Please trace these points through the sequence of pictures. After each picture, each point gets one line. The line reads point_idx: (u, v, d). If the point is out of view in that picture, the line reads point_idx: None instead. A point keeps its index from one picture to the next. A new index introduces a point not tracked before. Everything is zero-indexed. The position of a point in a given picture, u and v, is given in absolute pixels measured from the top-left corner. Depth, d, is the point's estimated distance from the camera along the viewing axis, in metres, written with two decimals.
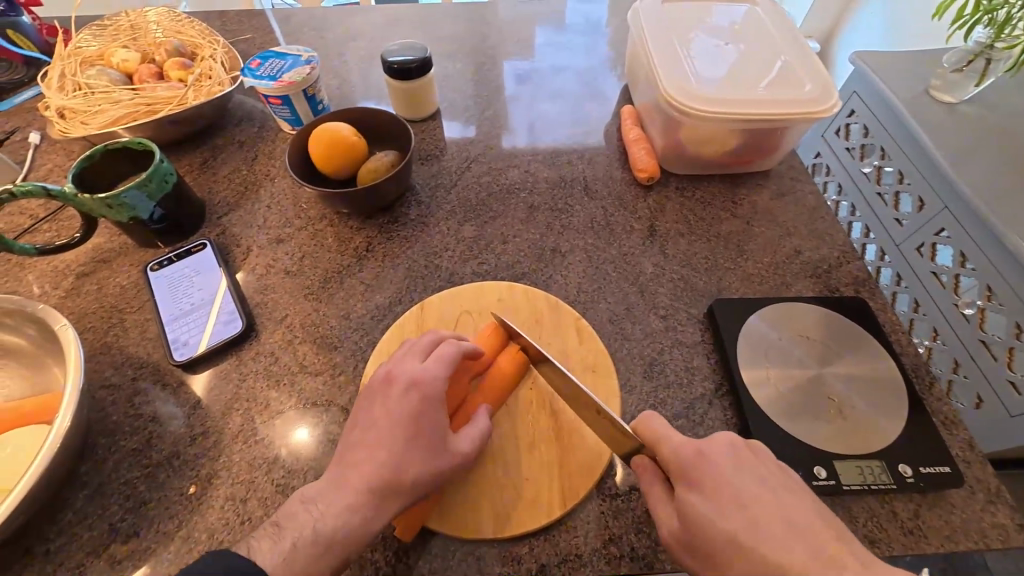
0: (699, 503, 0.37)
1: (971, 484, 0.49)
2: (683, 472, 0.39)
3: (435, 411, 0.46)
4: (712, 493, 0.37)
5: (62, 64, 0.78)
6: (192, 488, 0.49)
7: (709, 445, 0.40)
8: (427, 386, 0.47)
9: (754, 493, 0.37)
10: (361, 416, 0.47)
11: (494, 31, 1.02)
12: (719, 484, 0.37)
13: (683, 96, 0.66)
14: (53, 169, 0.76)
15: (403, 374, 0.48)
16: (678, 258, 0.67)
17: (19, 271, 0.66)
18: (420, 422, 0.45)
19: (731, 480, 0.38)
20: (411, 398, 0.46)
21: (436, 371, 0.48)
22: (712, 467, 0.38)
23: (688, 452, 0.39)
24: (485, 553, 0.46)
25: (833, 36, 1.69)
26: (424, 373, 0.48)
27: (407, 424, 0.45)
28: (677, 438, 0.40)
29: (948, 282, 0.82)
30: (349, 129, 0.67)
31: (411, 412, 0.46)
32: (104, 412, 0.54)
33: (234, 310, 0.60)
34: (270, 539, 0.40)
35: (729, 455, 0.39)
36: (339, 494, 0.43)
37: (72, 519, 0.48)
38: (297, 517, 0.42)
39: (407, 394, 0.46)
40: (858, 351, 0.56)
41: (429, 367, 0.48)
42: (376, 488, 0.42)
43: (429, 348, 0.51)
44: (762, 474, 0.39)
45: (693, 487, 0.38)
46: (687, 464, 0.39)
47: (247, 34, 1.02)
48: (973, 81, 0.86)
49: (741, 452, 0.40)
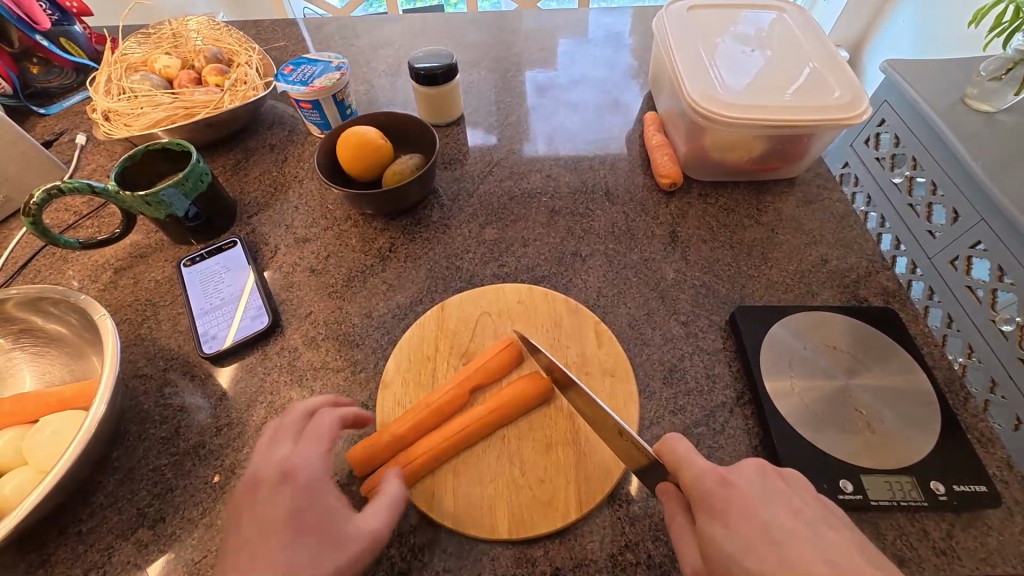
0: (722, 537, 0.35)
1: (1008, 504, 0.47)
2: (705, 500, 0.37)
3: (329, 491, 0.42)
4: (736, 528, 0.35)
5: (109, 70, 0.82)
6: (216, 477, 0.51)
7: (734, 474, 0.38)
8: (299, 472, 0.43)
9: (786, 527, 0.35)
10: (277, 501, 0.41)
11: (518, 40, 1.03)
12: (745, 518, 0.35)
13: (707, 101, 0.65)
14: (97, 169, 0.80)
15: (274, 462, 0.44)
16: (700, 264, 0.66)
17: (62, 264, 0.69)
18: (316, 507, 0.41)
19: (760, 514, 0.35)
20: (291, 488, 0.42)
21: (311, 455, 0.44)
22: (739, 496, 0.36)
23: (712, 481, 0.38)
24: (500, 553, 0.46)
25: (862, 47, 1.68)
26: (296, 460, 0.44)
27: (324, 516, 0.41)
28: (700, 464, 0.39)
29: (985, 297, 0.77)
30: (376, 132, 0.69)
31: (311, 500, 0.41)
32: (136, 400, 0.56)
33: (261, 306, 0.62)
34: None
35: (757, 485, 0.37)
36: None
37: (104, 502, 0.50)
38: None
39: (282, 487, 0.42)
40: (887, 362, 0.54)
41: (302, 450, 0.45)
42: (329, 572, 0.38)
43: (299, 427, 0.48)
44: (797, 508, 0.36)
45: (716, 517, 0.36)
46: (710, 493, 0.37)
47: (280, 42, 1.06)
48: (1012, 89, 0.84)
49: (770, 482, 0.38)
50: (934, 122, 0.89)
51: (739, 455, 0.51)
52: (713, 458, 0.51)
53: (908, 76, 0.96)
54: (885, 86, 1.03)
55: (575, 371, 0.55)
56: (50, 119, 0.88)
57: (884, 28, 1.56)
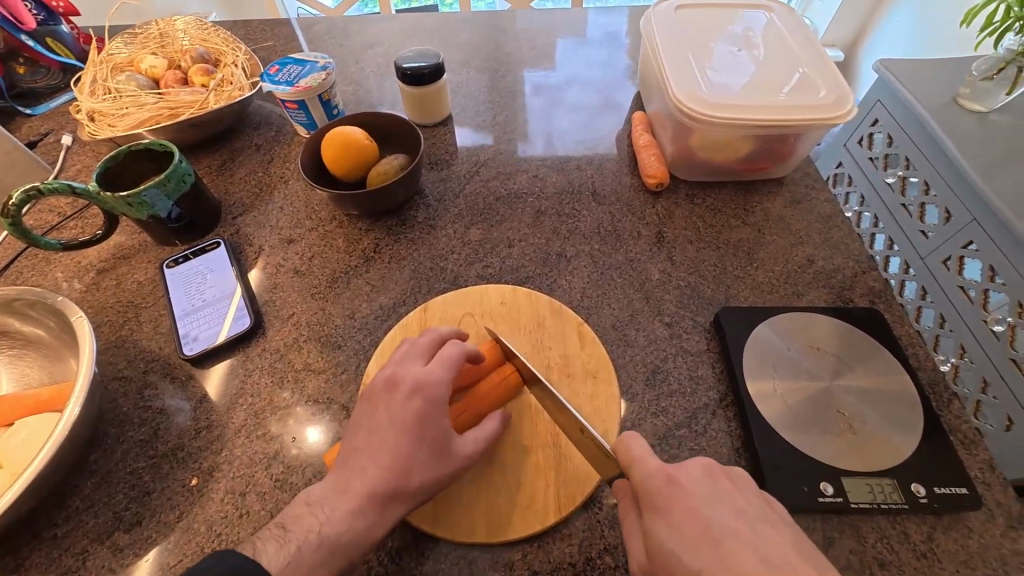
0: (665, 535, 0.35)
1: (990, 507, 0.47)
2: (652, 499, 0.37)
3: (438, 413, 0.46)
4: (680, 527, 0.35)
5: (95, 70, 0.82)
6: (194, 480, 0.50)
7: (681, 472, 0.38)
8: (430, 388, 0.47)
9: (728, 527, 0.35)
10: (361, 419, 0.48)
11: (509, 40, 1.03)
12: (688, 517, 0.35)
13: (692, 101, 0.65)
14: (82, 170, 0.80)
15: (408, 377, 0.48)
16: (685, 265, 0.66)
17: (44, 265, 0.69)
18: (424, 425, 0.46)
19: (703, 513, 0.35)
20: (415, 403, 0.46)
21: (441, 374, 0.48)
22: (684, 495, 0.36)
23: (659, 480, 0.37)
24: (477, 557, 0.46)
25: (857, 47, 1.67)
26: (429, 376, 0.48)
27: (411, 430, 0.45)
28: (649, 462, 0.39)
29: (977, 297, 0.78)
30: (361, 132, 0.68)
31: (415, 417, 0.46)
32: (116, 402, 0.56)
33: (243, 307, 0.62)
34: (275, 542, 0.41)
35: (705, 486, 0.37)
36: (342, 500, 0.43)
37: (80, 505, 0.49)
38: (303, 519, 0.42)
39: (410, 399, 0.46)
40: (871, 363, 0.54)
41: (434, 369, 0.48)
42: (380, 493, 0.43)
43: (430, 349, 0.51)
44: (741, 508, 0.36)
45: (660, 515, 0.36)
46: (656, 492, 0.37)
47: (270, 42, 1.06)
48: (1004, 89, 0.84)
49: (718, 482, 0.38)
50: (925, 122, 0.88)
51: (720, 457, 0.50)
52: (694, 461, 0.50)
53: (902, 77, 0.96)
54: (877, 86, 1.03)
55: (556, 372, 0.55)
56: (37, 120, 0.88)
57: (879, 28, 1.56)
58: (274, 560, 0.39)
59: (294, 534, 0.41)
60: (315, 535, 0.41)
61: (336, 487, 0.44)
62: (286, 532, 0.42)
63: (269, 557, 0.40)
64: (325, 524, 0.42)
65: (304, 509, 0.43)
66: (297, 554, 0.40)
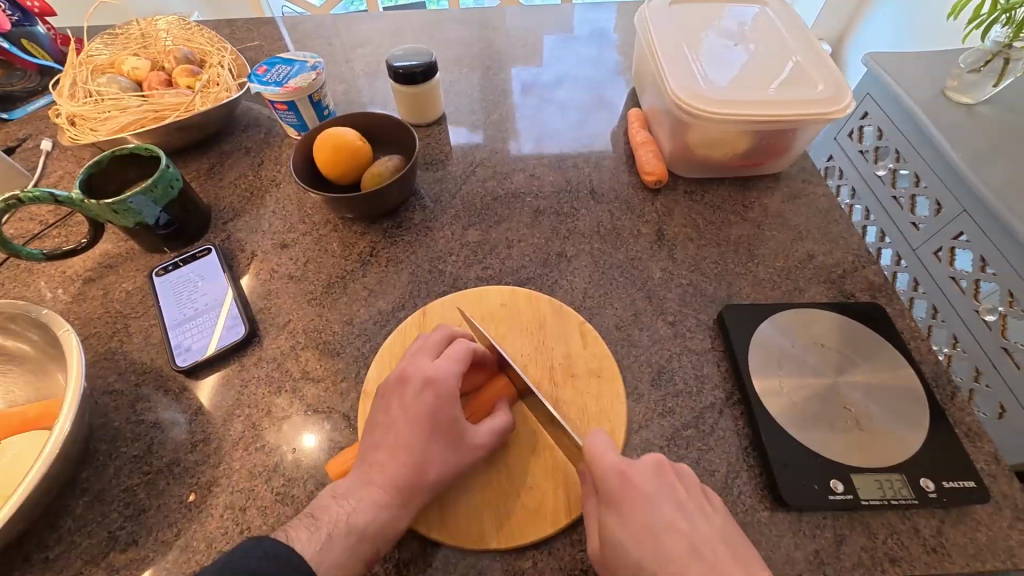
0: (616, 528, 0.38)
1: (996, 499, 0.47)
2: (606, 495, 0.40)
3: (451, 408, 0.46)
4: (628, 519, 0.38)
5: (74, 72, 0.79)
6: (191, 496, 0.49)
7: (634, 469, 0.40)
8: (441, 384, 0.47)
9: (667, 521, 0.38)
10: (376, 416, 0.48)
11: (500, 37, 1.02)
12: (635, 510, 0.38)
13: (691, 97, 0.64)
14: (64, 176, 0.77)
15: (417, 374, 0.48)
16: (687, 263, 0.65)
17: (27, 276, 0.66)
18: (438, 421, 0.46)
19: (648, 508, 0.38)
20: (426, 399, 0.46)
21: (450, 369, 0.48)
22: (634, 489, 0.39)
23: (614, 476, 0.40)
24: (487, 566, 0.45)
25: (844, 40, 1.68)
26: (438, 371, 0.47)
27: (424, 423, 0.45)
28: (605, 458, 0.41)
29: (968, 288, 0.79)
30: (354, 134, 0.67)
31: (428, 412, 0.46)
32: (107, 417, 0.54)
33: (236, 315, 0.60)
34: (307, 528, 0.42)
35: (651, 479, 0.40)
36: (366, 491, 0.44)
37: (72, 526, 0.47)
38: (330, 509, 0.43)
39: (421, 395, 0.47)
40: (875, 359, 0.54)
41: (441, 364, 0.48)
42: (401, 487, 0.44)
43: (440, 346, 0.51)
44: (682, 501, 0.39)
45: (613, 507, 0.39)
46: (611, 487, 0.39)
47: (255, 42, 1.03)
48: (991, 81, 0.84)
49: (666, 478, 0.40)
50: (915, 114, 0.88)
51: (729, 457, 0.50)
52: (703, 461, 0.50)
53: (891, 71, 0.96)
54: (868, 80, 1.03)
55: (560, 373, 0.54)
56: (14, 124, 0.85)
57: (864, 24, 1.58)
58: (306, 546, 0.40)
59: (324, 523, 0.42)
60: (343, 524, 0.42)
61: (361, 478, 0.44)
62: (315, 521, 0.42)
63: (300, 543, 0.41)
64: (351, 514, 0.42)
65: (329, 499, 0.44)
66: (328, 542, 0.41)
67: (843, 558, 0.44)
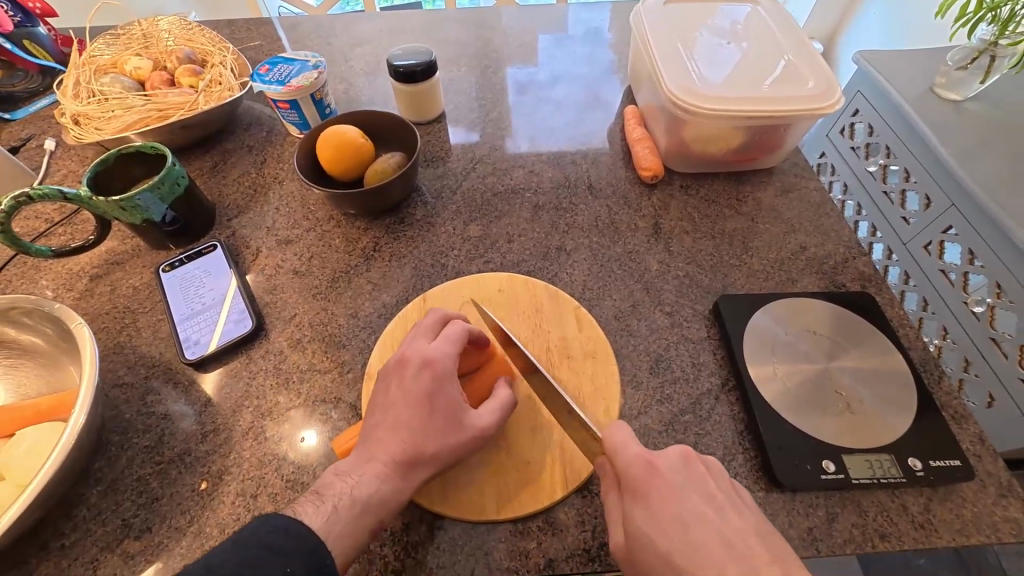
0: (641, 519, 0.40)
1: (981, 477, 0.49)
2: (633, 486, 0.41)
3: (448, 387, 0.48)
4: (654, 511, 0.40)
5: (77, 72, 0.80)
6: (203, 484, 0.50)
7: (660, 460, 0.42)
8: (439, 364, 0.48)
9: (697, 512, 0.40)
10: (378, 400, 0.49)
11: (497, 36, 1.03)
12: (662, 501, 0.40)
13: (686, 94, 0.66)
14: (68, 174, 0.78)
15: (414, 356, 0.49)
16: (683, 255, 0.67)
17: (34, 273, 0.67)
18: (436, 399, 0.47)
19: (675, 499, 0.40)
20: (425, 379, 0.48)
21: (447, 350, 0.49)
22: (660, 480, 0.41)
23: (639, 467, 0.42)
24: (493, 547, 0.46)
25: (836, 38, 1.71)
26: (434, 352, 0.49)
27: (422, 404, 0.47)
28: (632, 449, 0.43)
29: (958, 280, 0.82)
30: (357, 131, 0.68)
31: (426, 393, 0.47)
32: (117, 409, 0.55)
33: (243, 310, 0.61)
34: (313, 503, 0.43)
35: (679, 473, 0.42)
36: (368, 467, 0.45)
37: (87, 515, 0.49)
38: (334, 485, 0.44)
39: (419, 375, 0.48)
40: (865, 345, 0.56)
41: (438, 346, 0.50)
42: (399, 461, 0.45)
43: (436, 329, 0.53)
44: (711, 494, 0.41)
45: (639, 500, 0.41)
46: (639, 478, 0.41)
47: (255, 42, 1.04)
48: (977, 78, 0.86)
49: (692, 470, 0.42)
50: (904, 110, 0.90)
51: (725, 440, 0.52)
52: (701, 445, 0.52)
53: (881, 68, 0.98)
54: (858, 78, 1.05)
55: (557, 354, 0.56)
56: (17, 124, 0.86)
57: (854, 24, 1.61)
58: (314, 518, 0.42)
59: (328, 497, 0.43)
60: (348, 497, 0.43)
61: (361, 456, 0.46)
62: (319, 495, 0.43)
63: (308, 517, 0.42)
64: (355, 488, 0.43)
65: (333, 477, 0.45)
66: (333, 513, 0.42)
67: (835, 534, 0.46)
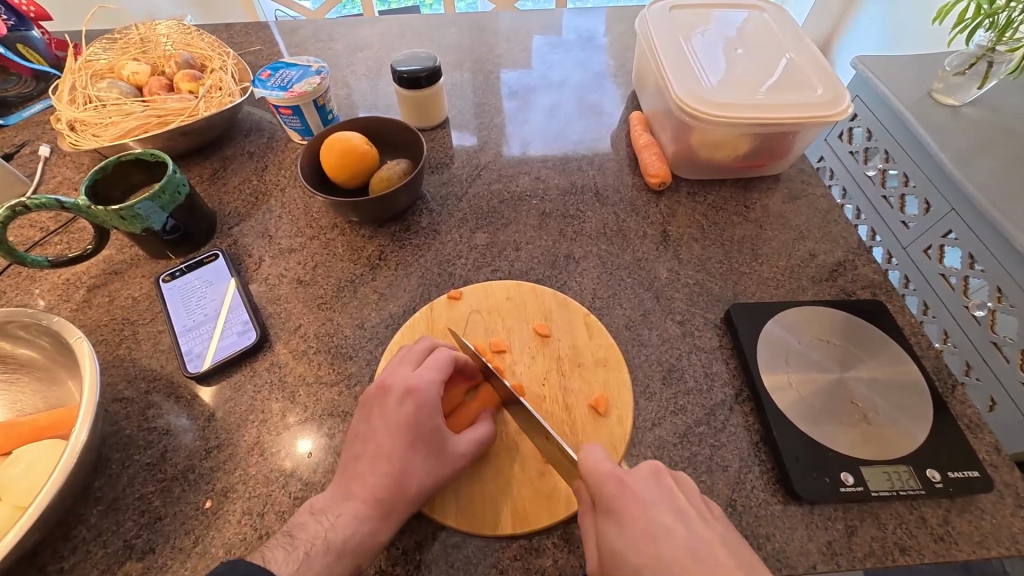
0: (614, 537, 0.38)
1: (999, 488, 0.48)
2: (606, 504, 0.39)
3: (430, 416, 0.47)
4: (625, 526, 0.38)
5: (73, 77, 0.78)
6: (208, 503, 0.49)
7: (632, 476, 0.40)
8: (422, 394, 0.47)
9: (665, 526, 0.38)
10: (358, 425, 0.48)
11: (499, 40, 1.02)
12: (631, 516, 0.38)
13: (693, 100, 0.66)
14: (64, 182, 0.76)
15: (397, 383, 0.48)
16: (692, 263, 0.67)
17: (29, 283, 0.66)
18: (417, 429, 0.46)
19: (645, 514, 0.38)
20: (407, 408, 0.47)
21: (431, 377, 0.48)
22: (630, 495, 0.39)
23: (610, 483, 0.39)
24: (508, 565, 0.45)
25: (830, 45, 1.73)
26: (418, 380, 0.48)
27: (408, 428, 0.46)
28: (602, 466, 0.40)
29: (958, 284, 0.80)
30: (360, 137, 0.67)
31: (407, 421, 0.46)
32: (118, 425, 0.54)
33: (247, 321, 0.60)
34: (284, 550, 0.41)
35: (651, 487, 0.40)
36: (358, 495, 0.44)
37: (87, 535, 0.47)
38: (309, 527, 0.43)
39: (402, 404, 0.47)
40: (879, 354, 0.56)
41: (423, 374, 0.49)
42: (389, 491, 0.44)
43: (421, 356, 0.52)
44: (681, 507, 0.39)
45: (611, 517, 0.39)
46: (609, 495, 0.39)
47: (255, 46, 1.03)
48: (976, 83, 0.86)
49: (664, 483, 0.40)
50: (905, 115, 0.90)
51: (741, 453, 0.51)
52: (716, 457, 0.51)
53: (878, 72, 0.98)
54: (857, 83, 1.05)
55: (568, 363, 0.55)
56: (10, 130, 0.84)
57: (852, 27, 1.61)
58: (282, 567, 0.40)
59: (302, 542, 0.42)
60: (323, 542, 0.41)
61: (339, 486, 0.45)
62: (292, 540, 0.42)
63: (278, 564, 0.40)
64: (330, 531, 0.42)
65: (308, 518, 0.44)
66: (306, 562, 0.40)
67: (855, 548, 0.45)
